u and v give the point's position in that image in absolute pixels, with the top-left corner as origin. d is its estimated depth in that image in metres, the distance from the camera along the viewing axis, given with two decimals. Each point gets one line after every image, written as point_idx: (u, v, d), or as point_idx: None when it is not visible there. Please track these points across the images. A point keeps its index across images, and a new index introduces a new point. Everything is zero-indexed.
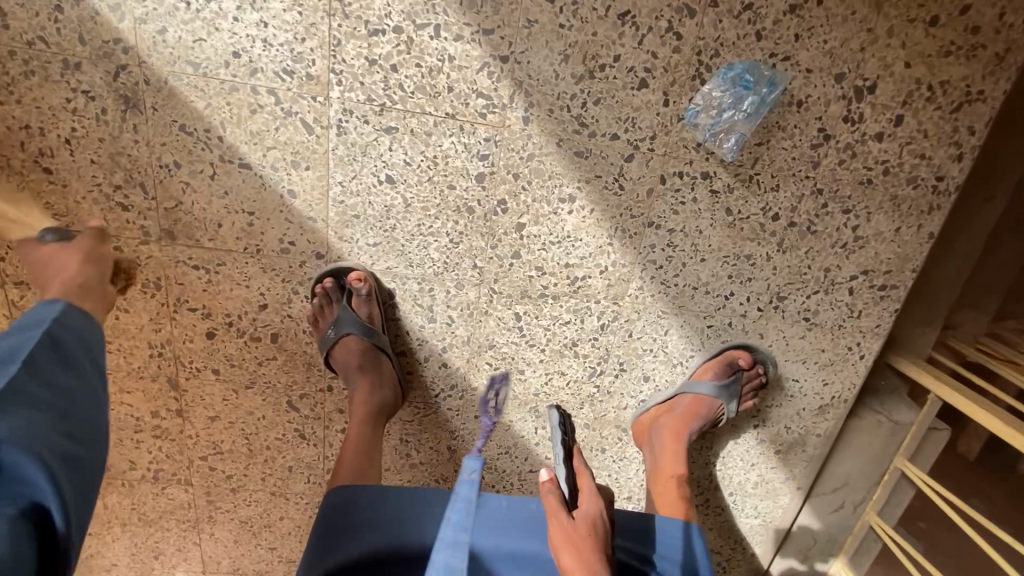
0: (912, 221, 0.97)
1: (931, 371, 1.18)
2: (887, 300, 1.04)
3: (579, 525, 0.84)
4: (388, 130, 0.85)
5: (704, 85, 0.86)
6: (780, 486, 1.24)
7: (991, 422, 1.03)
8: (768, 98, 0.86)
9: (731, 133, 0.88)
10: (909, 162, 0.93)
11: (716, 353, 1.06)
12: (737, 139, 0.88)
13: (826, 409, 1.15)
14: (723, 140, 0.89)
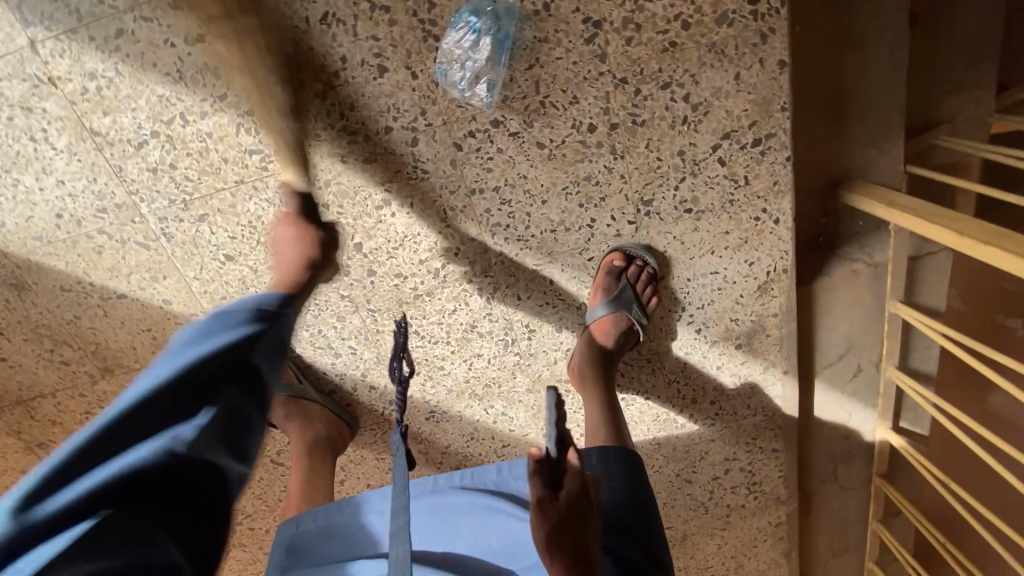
0: (748, 60, 0.84)
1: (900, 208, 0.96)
2: (771, 152, 0.91)
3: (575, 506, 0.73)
4: (201, 218, 0.93)
5: (439, 41, 0.81)
6: (766, 378, 1.15)
7: (982, 253, 0.81)
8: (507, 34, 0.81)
9: (482, 81, 0.83)
10: (707, 3, 0.80)
11: (595, 271, 1.00)
12: (490, 85, 0.84)
13: (768, 286, 1.03)
14: (477, 90, 0.84)
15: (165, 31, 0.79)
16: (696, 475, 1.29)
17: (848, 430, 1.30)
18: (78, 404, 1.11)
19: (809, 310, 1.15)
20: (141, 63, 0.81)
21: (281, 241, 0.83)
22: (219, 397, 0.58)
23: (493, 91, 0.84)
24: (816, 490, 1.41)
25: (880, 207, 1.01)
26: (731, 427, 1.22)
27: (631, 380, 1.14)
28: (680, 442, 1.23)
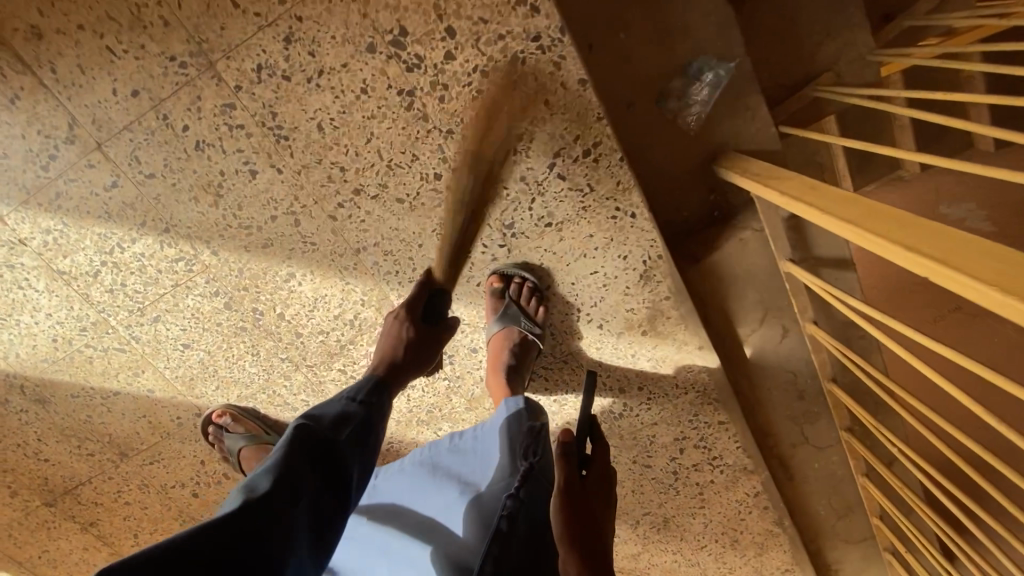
0: (551, 87, 0.94)
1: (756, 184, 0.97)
2: (604, 158, 0.99)
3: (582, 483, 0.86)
4: (157, 319, 1.14)
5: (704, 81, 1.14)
6: (684, 356, 1.19)
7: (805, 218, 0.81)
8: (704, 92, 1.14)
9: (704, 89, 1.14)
10: (497, 51, 0.91)
11: (485, 293, 1.13)
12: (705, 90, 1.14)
13: (650, 274, 1.10)
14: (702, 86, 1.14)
15: (89, 185, 1.01)
16: (653, 459, 1.34)
17: (800, 390, 1.30)
18: (109, 485, 1.36)
19: (711, 284, 1.20)
20: (80, 213, 1.03)
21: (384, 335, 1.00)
22: (323, 452, 0.76)
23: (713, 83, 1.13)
24: (790, 456, 1.40)
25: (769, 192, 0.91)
26: (669, 408, 1.26)
27: (556, 381, 1.23)
28: (624, 430, 1.30)
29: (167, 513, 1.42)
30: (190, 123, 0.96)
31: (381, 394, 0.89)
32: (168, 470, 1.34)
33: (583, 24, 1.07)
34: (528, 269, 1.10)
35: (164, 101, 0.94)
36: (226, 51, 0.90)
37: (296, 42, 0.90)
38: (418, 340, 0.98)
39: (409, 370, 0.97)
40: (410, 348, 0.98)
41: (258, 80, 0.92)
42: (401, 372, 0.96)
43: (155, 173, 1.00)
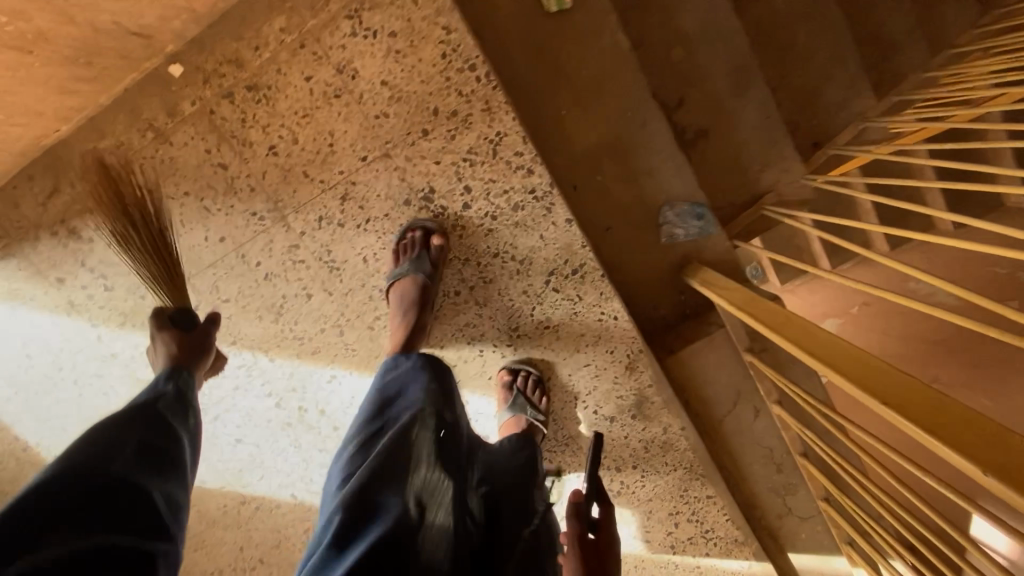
0: (545, 224, 1.21)
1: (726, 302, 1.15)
2: (589, 275, 1.24)
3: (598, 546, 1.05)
4: (216, 417, 1.34)
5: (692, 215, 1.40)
6: (669, 436, 1.37)
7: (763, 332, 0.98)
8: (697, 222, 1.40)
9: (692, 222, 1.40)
10: (502, 200, 1.19)
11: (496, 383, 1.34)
12: (693, 222, 1.40)
13: (634, 366, 1.31)
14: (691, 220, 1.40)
15: None
16: (651, 533, 1.47)
17: (777, 464, 1.46)
18: None
19: (688, 373, 1.41)
20: None
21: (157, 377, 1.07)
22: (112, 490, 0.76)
23: (702, 215, 1.40)
24: (777, 526, 1.53)
25: (750, 318, 1.03)
26: (661, 484, 1.42)
27: (560, 462, 1.40)
28: (623, 506, 1.45)
29: None
30: (262, 259, 1.22)
31: (173, 373, 0.97)
32: (209, 557, 1.47)
33: (569, 172, 1.37)
34: (531, 363, 1.32)
35: (244, 244, 1.21)
36: (296, 208, 1.18)
37: (349, 199, 1.18)
38: (187, 351, 1.03)
39: (200, 362, 1.04)
40: (182, 352, 1.03)
41: (318, 226, 1.19)
42: (192, 362, 1.03)
43: (231, 297, 1.25)
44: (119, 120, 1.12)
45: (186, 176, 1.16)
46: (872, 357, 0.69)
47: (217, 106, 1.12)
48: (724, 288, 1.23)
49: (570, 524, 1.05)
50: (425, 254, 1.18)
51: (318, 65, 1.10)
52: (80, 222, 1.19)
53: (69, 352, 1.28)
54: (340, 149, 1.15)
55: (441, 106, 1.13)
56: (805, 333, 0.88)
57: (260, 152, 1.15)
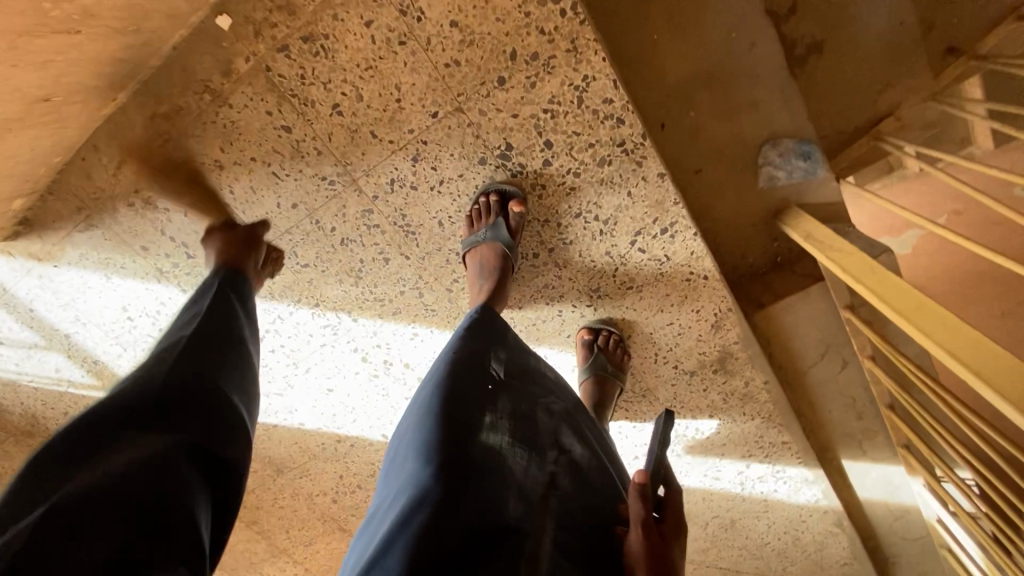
0: (634, 180, 1.09)
1: (819, 253, 1.10)
2: (680, 233, 1.15)
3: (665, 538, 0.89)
4: (307, 370, 1.41)
5: (797, 159, 1.24)
6: (750, 389, 1.36)
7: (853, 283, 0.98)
8: (804, 164, 1.24)
9: (796, 167, 1.24)
10: (587, 155, 1.08)
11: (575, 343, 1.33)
12: (798, 168, 1.24)
13: (720, 323, 1.26)
14: (795, 164, 1.24)
15: None
16: (722, 472, 1.52)
17: (858, 411, 1.44)
18: (268, 493, 1.68)
19: (776, 325, 1.34)
20: None
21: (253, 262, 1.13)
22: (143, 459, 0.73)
23: (809, 157, 1.23)
24: (849, 466, 1.54)
25: (845, 275, 1.00)
26: (736, 431, 1.43)
27: (636, 411, 1.43)
28: (696, 449, 1.49)
29: (312, 515, 1.74)
30: (336, 224, 1.18)
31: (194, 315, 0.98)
32: (312, 482, 1.65)
33: (657, 109, 1.21)
34: (610, 323, 1.29)
35: (317, 210, 1.17)
36: (365, 171, 1.11)
37: (421, 160, 1.09)
38: (234, 244, 1.11)
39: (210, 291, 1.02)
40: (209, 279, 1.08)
41: (390, 189, 1.13)
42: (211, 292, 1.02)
43: (308, 261, 1.24)
44: (174, 83, 1.04)
45: (251, 141, 1.10)
46: (985, 339, 0.73)
47: (273, 62, 1.01)
48: (825, 239, 1.13)
49: (634, 507, 0.84)
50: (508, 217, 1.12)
51: (379, 6, 0.95)
52: (154, 192, 1.16)
53: (165, 313, 1.35)
54: (408, 105, 1.04)
55: (518, 48, 0.98)
56: (904, 290, 0.88)
57: (323, 112, 1.05)
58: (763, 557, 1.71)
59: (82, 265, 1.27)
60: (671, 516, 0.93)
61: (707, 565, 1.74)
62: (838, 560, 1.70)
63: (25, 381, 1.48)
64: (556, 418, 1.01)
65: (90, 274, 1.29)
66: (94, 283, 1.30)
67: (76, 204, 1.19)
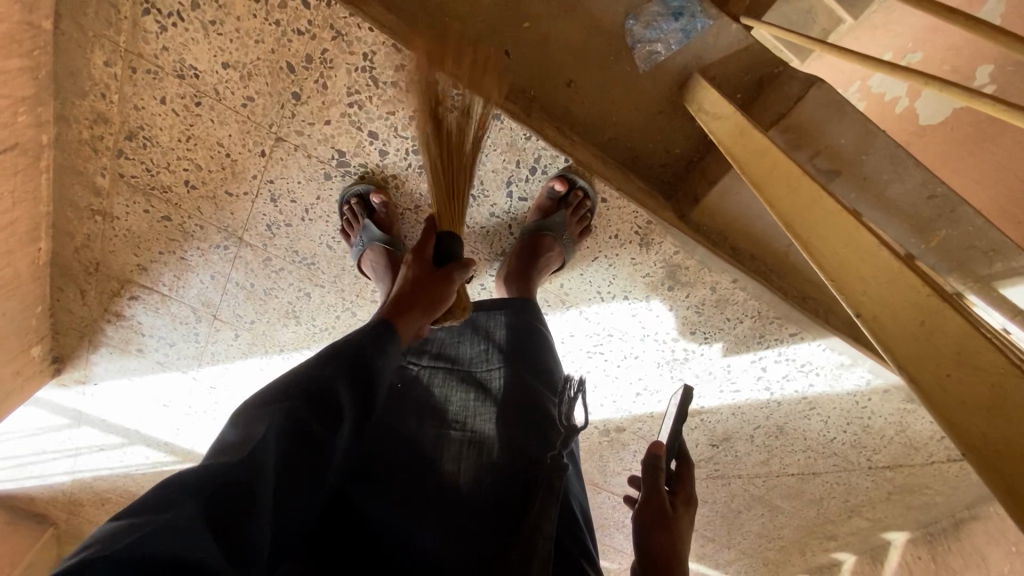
0: (473, 132, 1.01)
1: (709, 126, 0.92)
2: (549, 162, 1.05)
3: (683, 511, 0.99)
4: None
5: (670, 23, 1.04)
6: (721, 293, 1.19)
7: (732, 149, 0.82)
8: (682, 26, 1.04)
9: (673, 34, 1.04)
10: (415, 128, 1.01)
11: (542, 190, 1.10)
12: (675, 33, 1.04)
13: (649, 237, 1.11)
14: (670, 31, 1.04)
15: (226, 339, 1.41)
16: (740, 382, 1.36)
17: None
18: None
19: (728, 213, 1.15)
20: (232, 357, 1.45)
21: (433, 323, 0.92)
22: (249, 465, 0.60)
23: (683, 14, 1.03)
24: None
25: (731, 147, 0.82)
26: (731, 338, 1.26)
27: (613, 352, 1.31)
28: (700, 370, 1.33)
29: None
30: (252, 280, 1.26)
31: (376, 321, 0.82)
32: None
33: (488, 40, 1.07)
34: (589, 191, 1.07)
35: (231, 273, 1.25)
36: (243, 227, 1.17)
37: (280, 198, 1.12)
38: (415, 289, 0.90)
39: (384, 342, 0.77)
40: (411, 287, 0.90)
41: (272, 233, 1.17)
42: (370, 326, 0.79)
43: (254, 317, 1.35)
44: (73, 217, 1.19)
45: (149, 239, 1.21)
46: (920, 295, 0.50)
47: (121, 168, 1.10)
48: (715, 104, 0.95)
49: (648, 478, 0.98)
50: (453, 244, 0.97)
51: (160, 81, 0.98)
52: (117, 305, 1.34)
53: (186, 393, 1.57)
54: (238, 155, 1.06)
55: (293, 58, 0.94)
56: (802, 206, 0.64)
57: (181, 191, 1.12)
58: (835, 453, 1.51)
59: (110, 376, 1.52)
60: (682, 487, 1.03)
61: (777, 475, 1.59)
62: (934, 436, 1.42)
63: (137, 469, 1.84)
64: (473, 393, 0.93)
65: (121, 381, 1.54)
66: (127, 386, 1.56)
67: (77, 335, 1.42)
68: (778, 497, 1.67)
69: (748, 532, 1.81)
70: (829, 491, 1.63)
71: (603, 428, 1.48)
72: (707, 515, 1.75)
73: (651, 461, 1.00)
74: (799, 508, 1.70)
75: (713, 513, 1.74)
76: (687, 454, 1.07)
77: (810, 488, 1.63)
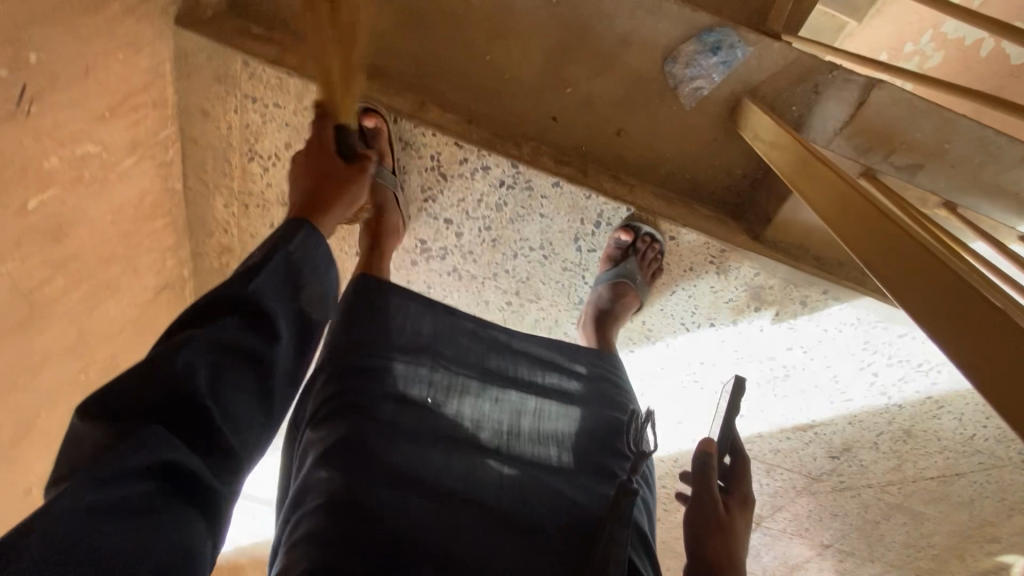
0: (535, 201, 1.08)
1: (755, 133, 1.00)
2: (612, 212, 1.09)
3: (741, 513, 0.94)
4: None
5: (708, 57, 1.05)
6: (812, 306, 1.15)
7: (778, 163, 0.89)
8: (721, 58, 1.04)
9: (713, 68, 1.05)
10: (484, 207, 1.10)
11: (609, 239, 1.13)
12: (716, 66, 1.05)
13: (725, 265, 1.11)
14: (710, 66, 1.05)
15: None
16: (853, 392, 1.28)
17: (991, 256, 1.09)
18: None
19: (807, 226, 1.11)
20: None
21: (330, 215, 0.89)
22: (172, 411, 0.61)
23: (722, 46, 1.03)
24: None
25: (782, 155, 0.88)
26: (832, 347, 1.21)
27: (708, 379, 1.30)
28: (805, 384, 1.28)
29: None
30: None
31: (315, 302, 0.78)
32: None
33: (534, 111, 1.14)
34: (658, 233, 1.09)
35: None
36: None
37: None
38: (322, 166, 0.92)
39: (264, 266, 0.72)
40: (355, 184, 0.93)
41: None
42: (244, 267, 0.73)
43: None
44: None
45: None
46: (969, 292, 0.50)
47: None
48: (761, 119, 1.00)
49: (696, 474, 0.96)
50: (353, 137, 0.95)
51: (268, 211, 1.15)
52: None
53: None
54: (337, 258, 1.21)
55: None
56: (861, 214, 0.67)
57: None
58: (980, 450, 1.38)
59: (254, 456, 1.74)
60: (736, 485, 0.98)
61: (914, 480, 1.47)
62: None
63: None
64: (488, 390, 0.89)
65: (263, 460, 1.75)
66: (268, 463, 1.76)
67: None
68: (920, 503, 1.53)
69: (891, 543, 1.67)
70: (980, 492, 1.48)
71: None
72: (842, 529, 1.64)
73: (701, 457, 0.96)
74: (947, 512, 1.55)
75: (847, 526, 1.63)
76: (741, 448, 1.02)
77: (956, 490, 1.49)
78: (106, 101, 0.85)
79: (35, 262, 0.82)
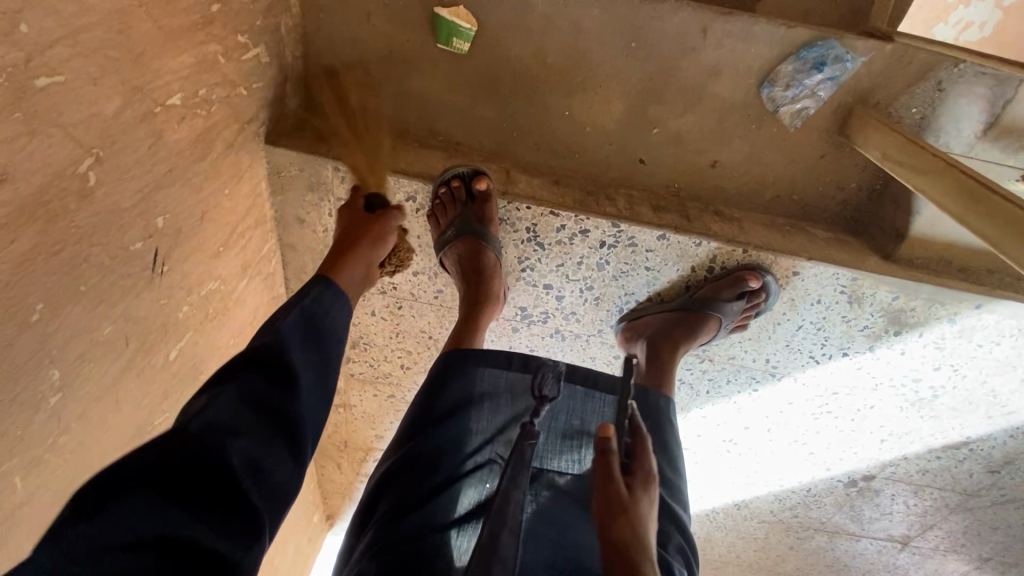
0: (641, 255, 1.02)
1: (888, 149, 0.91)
2: (725, 254, 1.02)
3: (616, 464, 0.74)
4: None
5: (812, 74, 0.96)
6: (964, 324, 1.03)
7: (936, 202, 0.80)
8: (828, 72, 0.96)
9: (818, 84, 0.97)
10: (585, 269, 1.05)
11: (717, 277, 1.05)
12: (821, 82, 0.97)
13: (858, 293, 1.02)
14: (815, 83, 0.97)
15: None
16: (1015, 404, 1.15)
17: None
18: None
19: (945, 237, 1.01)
20: None
21: (349, 276, 0.85)
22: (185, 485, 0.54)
23: (826, 61, 0.95)
24: None
25: (941, 188, 0.79)
26: (989, 362, 1.08)
27: (843, 407, 1.21)
28: (956, 402, 1.16)
29: None
30: None
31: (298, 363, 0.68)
32: None
33: (622, 157, 1.07)
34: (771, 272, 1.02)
35: None
36: None
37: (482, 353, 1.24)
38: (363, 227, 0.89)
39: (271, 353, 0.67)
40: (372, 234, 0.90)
41: None
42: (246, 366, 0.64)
43: None
44: None
45: (381, 414, 1.40)
46: None
47: (350, 369, 1.30)
48: (892, 130, 0.91)
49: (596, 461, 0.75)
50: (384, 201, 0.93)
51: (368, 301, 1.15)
52: (366, 467, 1.57)
53: None
54: (438, 335, 1.19)
55: None
56: None
57: (399, 373, 1.29)
58: None
59: None
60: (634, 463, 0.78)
61: None
62: None
63: None
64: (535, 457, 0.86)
65: None
66: None
67: (340, 496, 1.69)
68: None
69: None
70: None
71: (849, 479, 1.37)
72: (1002, 541, 1.49)
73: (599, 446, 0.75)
74: None
75: (1010, 538, 1.48)
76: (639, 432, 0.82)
77: None
78: (219, 237, 0.86)
79: (179, 402, 0.85)
